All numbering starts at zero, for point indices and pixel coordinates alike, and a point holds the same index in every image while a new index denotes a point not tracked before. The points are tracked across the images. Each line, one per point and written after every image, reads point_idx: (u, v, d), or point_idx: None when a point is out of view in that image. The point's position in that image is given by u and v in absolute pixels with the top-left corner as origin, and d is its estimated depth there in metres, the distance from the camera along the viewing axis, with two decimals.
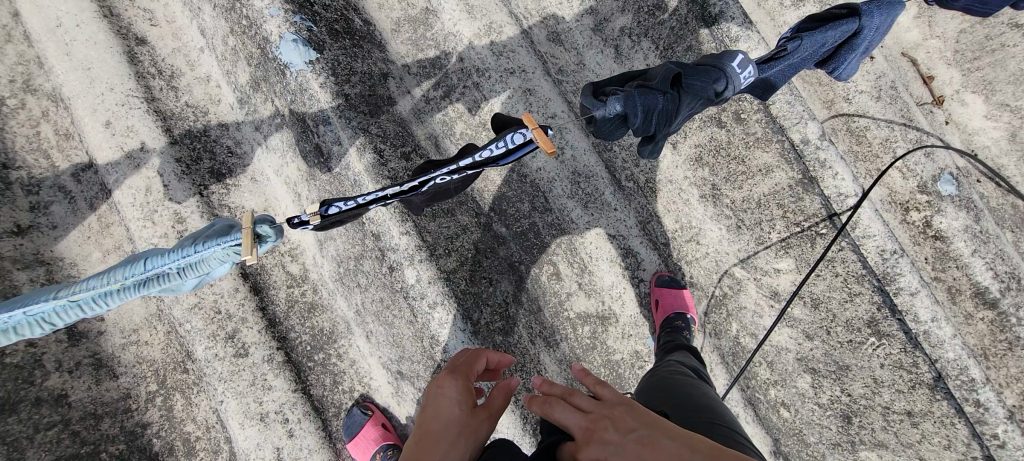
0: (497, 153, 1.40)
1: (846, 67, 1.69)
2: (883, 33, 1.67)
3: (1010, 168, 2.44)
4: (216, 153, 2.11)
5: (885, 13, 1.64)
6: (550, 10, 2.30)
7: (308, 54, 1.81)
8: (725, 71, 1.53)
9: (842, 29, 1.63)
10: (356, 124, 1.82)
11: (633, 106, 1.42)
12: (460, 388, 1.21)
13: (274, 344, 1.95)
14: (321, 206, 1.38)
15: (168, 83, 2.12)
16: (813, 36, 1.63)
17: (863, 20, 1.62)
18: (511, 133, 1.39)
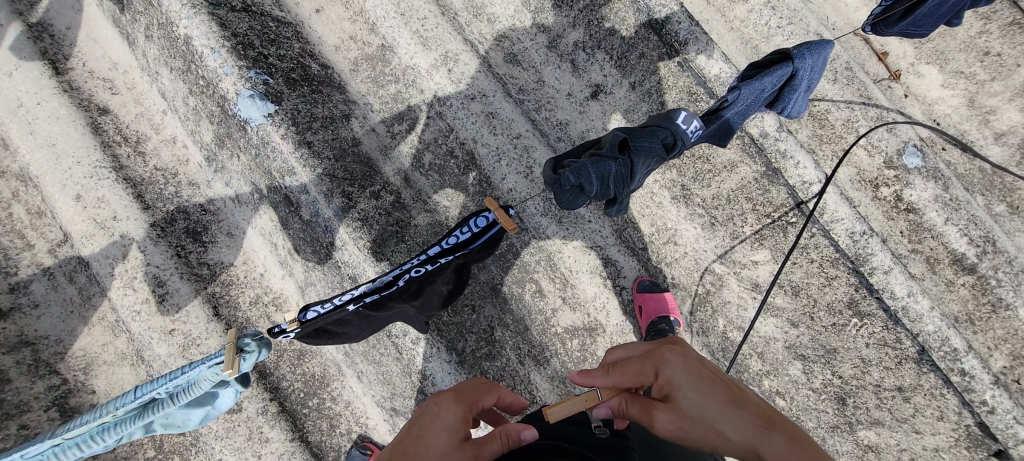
0: (464, 237, 1.54)
1: (792, 105, 1.78)
2: (818, 71, 1.77)
3: (973, 133, 2.45)
4: (190, 212, 2.12)
5: (816, 53, 1.74)
6: (504, 32, 2.33)
7: (264, 108, 1.83)
8: (669, 127, 1.63)
9: (780, 73, 1.72)
10: (321, 170, 1.83)
11: (587, 177, 1.52)
12: (452, 418, 1.11)
13: (266, 396, 1.97)
14: (299, 312, 1.45)
15: (135, 149, 2.14)
16: (753, 83, 1.70)
17: (797, 62, 1.72)
18: (476, 217, 1.54)
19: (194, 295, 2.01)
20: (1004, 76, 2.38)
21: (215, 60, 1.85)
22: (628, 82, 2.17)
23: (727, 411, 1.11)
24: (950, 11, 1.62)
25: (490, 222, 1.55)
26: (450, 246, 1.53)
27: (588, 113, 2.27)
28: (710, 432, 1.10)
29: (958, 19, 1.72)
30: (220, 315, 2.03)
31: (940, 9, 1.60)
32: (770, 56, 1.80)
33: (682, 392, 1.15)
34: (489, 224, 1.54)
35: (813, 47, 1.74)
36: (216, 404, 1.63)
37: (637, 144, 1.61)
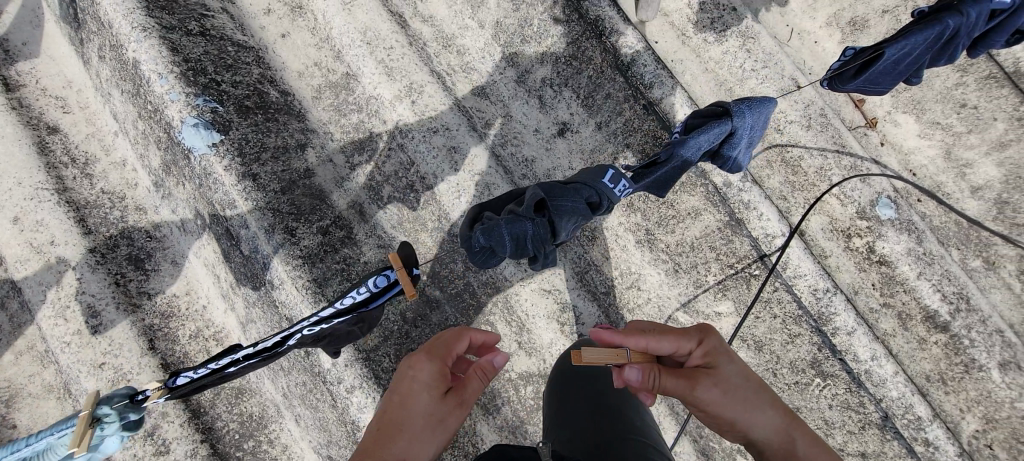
0: (359, 298, 1.47)
1: (733, 162, 1.72)
2: (761, 128, 1.71)
3: (949, 185, 2.38)
4: (135, 238, 2.04)
5: (756, 112, 1.69)
6: (473, 65, 2.29)
7: (206, 137, 1.76)
8: (592, 186, 1.59)
9: (718, 130, 1.66)
10: (265, 205, 1.76)
11: (498, 238, 1.46)
12: (428, 377, 1.30)
13: (197, 437, 1.87)
14: (171, 377, 1.49)
15: (82, 171, 2.07)
16: (690, 139, 1.64)
17: (736, 120, 1.66)
18: (375, 277, 1.48)
19: (130, 326, 1.93)
20: (980, 129, 2.32)
21: (162, 86, 1.80)
22: (595, 122, 2.11)
23: (761, 395, 1.28)
24: (911, 68, 1.55)
25: (390, 281, 1.49)
26: (344, 305, 1.46)
27: (554, 151, 2.20)
28: (741, 408, 1.25)
29: (917, 79, 1.62)
30: (155, 349, 1.94)
31: (900, 63, 1.51)
32: (709, 110, 1.75)
33: (722, 368, 1.29)
34: (388, 284, 1.48)
35: (754, 104, 1.69)
36: (98, 448, 1.52)
37: (561, 203, 1.54)
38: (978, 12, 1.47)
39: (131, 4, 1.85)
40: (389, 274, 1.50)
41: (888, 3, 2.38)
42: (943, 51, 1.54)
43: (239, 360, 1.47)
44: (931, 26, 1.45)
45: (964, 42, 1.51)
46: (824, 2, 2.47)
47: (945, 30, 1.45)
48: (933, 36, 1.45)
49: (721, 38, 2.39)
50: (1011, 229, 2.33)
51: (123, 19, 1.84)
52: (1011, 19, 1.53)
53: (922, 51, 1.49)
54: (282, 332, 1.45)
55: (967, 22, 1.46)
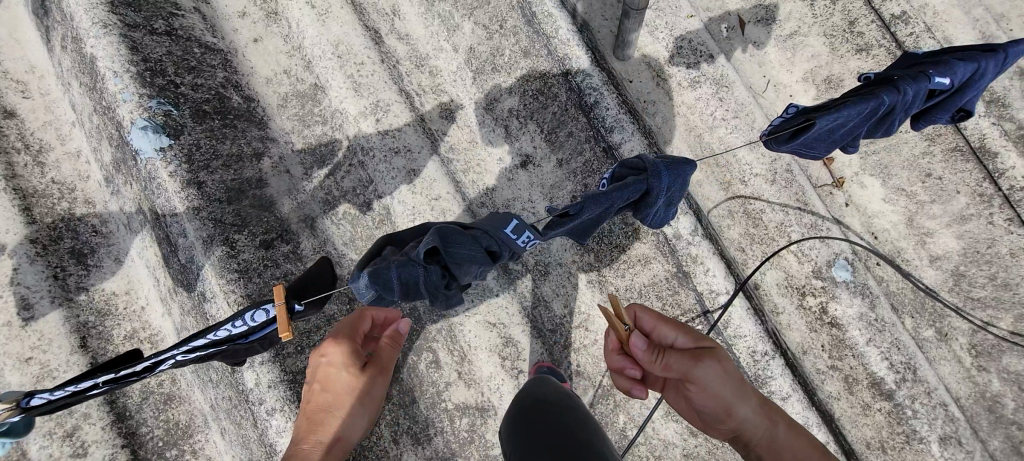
0: (234, 331, 1.43)
1: (652, 216, 1.64)
2: (681, 188, 1.59)
3: (909, 252, 2.38)
4: (79, 232, 2.02)
5: (677, 173, 1.56)
6: (444, 87, 2.27)
7: (155, 142, 1.76)
8: (494, 235, 1.58)
9: (632, 191, 1.54)
10: (207, 215, 1.77)
11: (384, 281, 1.47)
12: (344, 359, 1.53)
13: (118, 442, 1.85)
14: (22, 398, 1.40)
15: (35, 158, 2.05)
16: (599, 198, 1.52)
17: (653, 180, 1.54)
18: (252, 311, 1.44)
19: (64, 322, 1.91)
20: (943, 200, 2.32)
21: (115, 84, 1.79)
22: (557, 158, 2.09)
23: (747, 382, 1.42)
24: (846, 137, 1.51)
25: (268, 317, 1.46)
26: (218, 337, 1.43)
27: (515, 182, 2.17)
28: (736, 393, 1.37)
29: (853, 148, 1.62)
30: (87, 347, 1.92)
31: (835, 132, 1.46)
32: (632, 162, 1.62)
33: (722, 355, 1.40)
34: (265, 320, 1.45)
35: (677, 164, 1.56)
36: None
37: (453, 253, 1.53)
38: (915, 91, 1.44)
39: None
40: (268, 310, 1.46)
41: (864, 65, 2.37)
42: (880, 123, 1.51)
43: (104, 383, 1.43)
44: (869, 99, 1.42)
45: (897, 120, 1.49)
46: (802, 57, 2.46)
47: (881, 104, 1.42)
48: (869, 109, 1.42)
49: (695, 84, 2.39)
50: (965, 302, 2.32)
51: (85, 13, 1.83)
52: (953, 98, 1.54)
53: (858, 123, 1.45)
54: (148, 360, 1.41)
55: (903, 99, 1.44)
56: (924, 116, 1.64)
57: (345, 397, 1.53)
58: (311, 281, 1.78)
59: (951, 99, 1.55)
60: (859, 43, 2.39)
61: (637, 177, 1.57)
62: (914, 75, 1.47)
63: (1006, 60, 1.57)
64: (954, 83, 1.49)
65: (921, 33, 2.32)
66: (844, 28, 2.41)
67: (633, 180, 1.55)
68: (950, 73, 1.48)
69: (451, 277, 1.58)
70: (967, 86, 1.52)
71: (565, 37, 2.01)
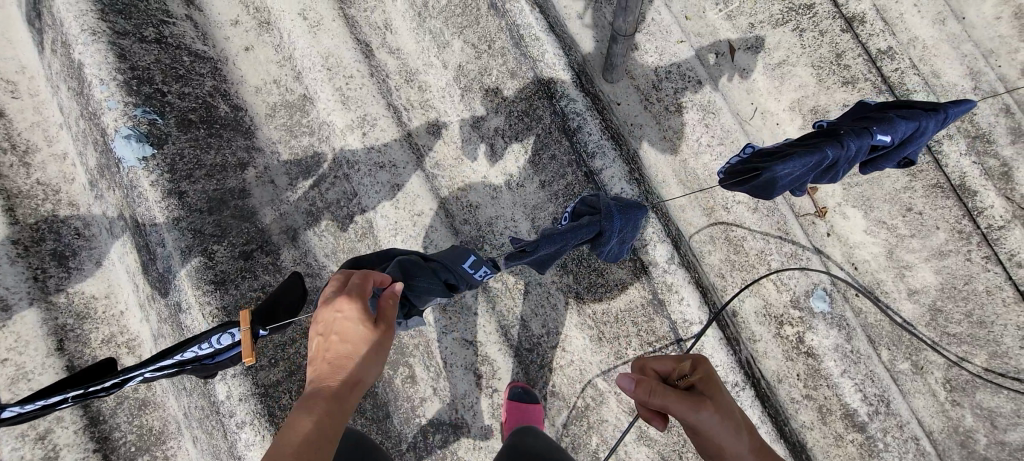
0: (201, 353, 1.39)
1: (607, 253, 1.73)
2: (631, 229, 1.70)
3: (888, 284, 2.39)
4: (62, 234, 2.02)
5: (627, 216, 1.68)
6: (433, 102, 2.28)
7: (138, 152, 1.78)
8: (451, 271, 1.66)
9: (586, 231, 1.63)
10: (186, 226, 1.79)
11: None
12: (358, 314, 1.18)
13: (90, 446, 1.85)
14: None
15: (21, 159, 2.05)
16: (554, 237, 1.60)
17: (605, 221, 1.64)
18: (217, 334, 1.40)
19: (41, 324, 1.92)
20: (923, 234, 2.34)
21: (101, 92, 1.81)
22: (540, 180, 2.10)
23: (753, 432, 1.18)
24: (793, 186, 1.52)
25: (234, 340, 1.42)
26: (181, 359, 1.39)
27: (499, 200, 2.18)
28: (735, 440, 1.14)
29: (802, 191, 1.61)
30: (63, 350, 1.93)
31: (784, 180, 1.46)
32: (589, 202, 1.74)
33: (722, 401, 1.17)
34: (231, 344, 1.41)
35: (627, 208, 1.68)
36: None
37: (414, 284, 1.60)
38: (857, 147, 1.50)
39: (85, 6, 1.86)
40: (235, 333, 1.42)
41: (850, 97, 2.39)
42: (825, 174, 1.55)
43: (72, 398, 1.40)
44: (817, 151, 1.44)
45: (842, 172, 1.52)
46: (789, 87, 2.49)
47: (828, 158, 1.45)
48: (818, 161, 1.44)
49: (681, 110, 2.41)
50: (941, 337, 2.34)
51: (73, 20, 1.85)
52: (895, 151, 1.62)
53: (805, 174, 1.47)
54: (116, 378, 1.38)
55: (847, 154, 1.48)
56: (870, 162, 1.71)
57: (361, 349, 1.16)
58: (281, 297, 1.72)
59: (894, 152, 1.63)
60: (846, 75, 2.40)
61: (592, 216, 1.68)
62: (859, 132, 1.53)
63: (944, 120, 1.67)
64: (894, 141, 1.57)
65: (907, 69, 2.33)
66: (832, 59, 2.42)
67: (588, 220, 1.65)
68: (892, 132, 1.56)
69: (411, 304, 1.66)
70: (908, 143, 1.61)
71: (551, 61, 2.02)
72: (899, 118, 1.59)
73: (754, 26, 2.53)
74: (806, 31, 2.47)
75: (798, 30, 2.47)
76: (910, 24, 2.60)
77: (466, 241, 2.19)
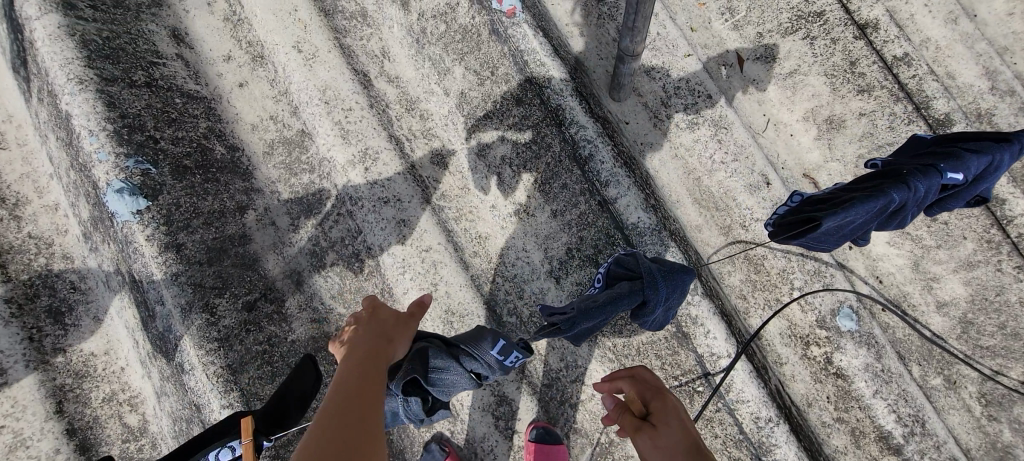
0: None
1: (650, 323, 1.67)
2: (676, 296, 1.64)
3: (915, 296, 2.31)
4: (56, 288, 1.93)
5: (671, 283, 1.61)
6: (436, 131, 2.20)
7: (132, 205, 1.70)
8: (475, 361, 1.66)
9: (626, 304, 1.58)
10: (185, 280, 1.72)
11: None
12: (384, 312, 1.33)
13: None
14: None
15: (11, 212, 1.97)
16: (595, 313, 1.58)
17: (648, 292, 1.58)
18: (218, 450, 1.39)
19: (39, 387, 1.83)
20: (949, 245, 2.25)
21: (91, 143, 1.73)
22: (552, 209, 2.01)
23: (704, 456, 1.07)
24: (855, 230, 1.48)
25: (233, 454, 1.41)
26: None
27: (509, 231, 2.10)
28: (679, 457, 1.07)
29: (865, 240, 1.65)
30: (63, 412, 1.85)
31: (844, 227, 1.43)
32: (627, 262, 1.69)
33: (665, 423, 1.15)
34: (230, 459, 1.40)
35: (673, 276, 1.61)
36: None
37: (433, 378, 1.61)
38: (925, 187, 1.45)
39: (71, 54, 1.78)
40: (234, 447, 1.41)
41: (866, 106, 2.31)
42: (891, 216, 1.50)
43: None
44: (881, 195, 1.39)
45: (909, 216, 1.50)
46: (802, 97, 2.41)
47: (893, 202, 1.40)
48: (882, 206, 1.39)
49: (693, 126, 2.32)
50: (974, 350, 2.25)
51: (59, 69, 1.77)
52: (966, 188, 1.57)
53: (868, 219, 1.43)
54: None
55: (915, 195, 1.43)
56: (937, 202, 1.67)
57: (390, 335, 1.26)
58: (292, 385, 1.62)
59: (965, 189, 1.57)
60: (861, 83, 2.32)
61: (632, 283, 1.62)
62: (926, 170, 1.48)
63: (1016, 151, 1.60)
64: (966, 178, 1.51)
65: (924, 75, 2.25)
66: (845, 67, 2.34)
67: (629, 289, 1.60)
68: (961, 168, 1.50)
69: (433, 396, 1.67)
70: (979, 178, 1.55)
71: (558, 86, 1.95)
72: (967, 153, 1.54)
73: (762, 35, 2.45)
74: (817, 39, 2.38)
75: (808, 38, 2.39)
76: (921, 25, 2.51)
77: (477, 275, 2.10)
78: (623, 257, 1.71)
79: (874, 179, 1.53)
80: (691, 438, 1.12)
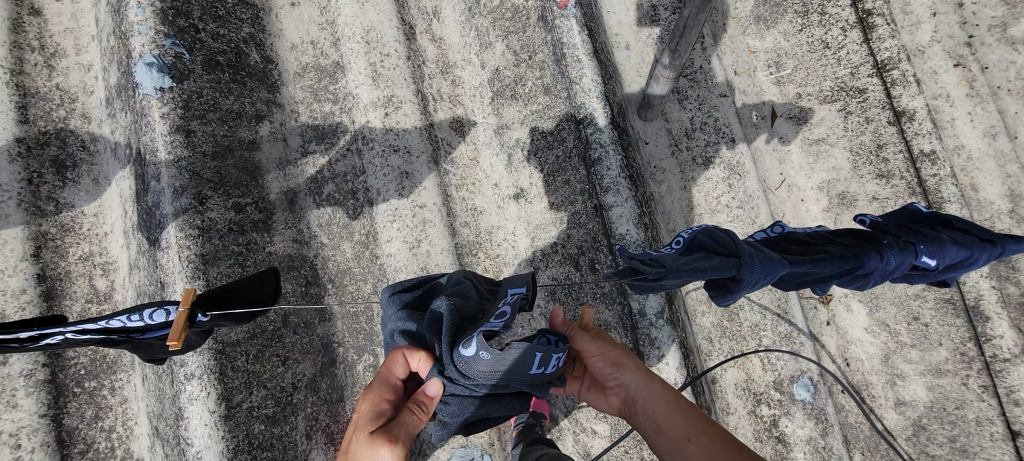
0: (129, 325, 1.39)
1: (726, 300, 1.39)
2: (765, 285, 1.35)
3: (877, 388, 2.31)
4: (67, 143, 2.01)
5: (768, 268, 1.31)
6: (462, 99, 2.26)
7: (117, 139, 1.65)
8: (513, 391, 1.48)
9: (716, 274, 1.29)
10: (185, 165, 1.77)
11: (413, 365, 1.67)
12: (367, 416, 1.42)
13: (40, 360, 1.81)
14: None
15: (47, 60, 2.04)
16: (680, 271, 1.29)
17: (744, 271, 1.29)
18: (153, 309, 1.40)
19: (23, 227, 1.89)
20: (924, 347, 2.25)
21: (137, 15, 1.80)
22: (551, 202, 2.05)
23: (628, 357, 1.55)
24: (818, 283, 1.50)
25: (166, 319, 1.41)
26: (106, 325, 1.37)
27: (504, 212, 2.16)
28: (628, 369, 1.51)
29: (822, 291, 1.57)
30: (39, 257, 1.90)
31: (806, 277, 1.44)
32: (719, 239, 1.37)
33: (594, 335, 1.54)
34: (163, 322, 1.40)
35: (772, 261, 1.32)
36: None
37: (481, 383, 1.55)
38: (897, 262, 1.47)
39: None
40: (169, 312, 1.41)
41: (881, 191, 2.33)
42: (853, 280, 1.52)
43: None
44: (851, 258, 1.41)
45: (874, 282, 1.49)
46: (822, 166, 2.42)
47: (858, 265, 1.42)
48: (848, 267, 1.42)
49: (708, 164, 2.35)
50: (920, 455, 2.24)
51: None
52: (935, 274, 1.58)
53: (833, 275, 1.46)
54: (35, 330, 1.35)
55: (883, 266, 1.46)
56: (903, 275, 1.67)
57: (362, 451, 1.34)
58: (247, 287, 1.59)
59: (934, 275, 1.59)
60: (882, 168, 2.33)
61: (724, 260, 1.31)
62: (903, 245, 1.51)
63: (999, 255, 1.59)
64: (938, 264, 1.54)
65: (945, 177, 2.26)
66: (872, 148, 2.36)
67: (719, 263, 1.29)
68: (938, 255, 1.53)
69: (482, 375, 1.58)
70: (951, 268, 1.56)
71: (588, 86, 1.98)
72: (951, 241, 1.55)
73: (801, 97, 2.48)
74: (852, 114, 2.40)
75: (845, 111, 2.41)
76: (959, 130, 2.49)
77: (461, 244, 2.13)
78: (718, 232, 1.39)
79: (853, 240, 1.54)
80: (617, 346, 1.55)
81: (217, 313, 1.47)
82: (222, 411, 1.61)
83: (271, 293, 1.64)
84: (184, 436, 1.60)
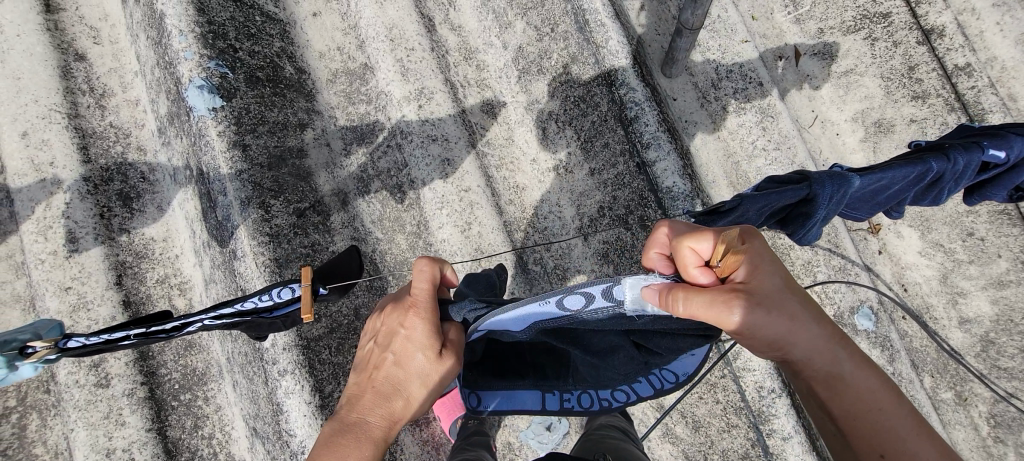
0: (260, 305, 1.47)
1: (811, 233, 1.41)
2: (841, 204, 1.39)
3: (938, 310, 2.30)
4: (129, 176, 2.12)
5: (839, 181, 1.37)
6: (489, 82, 2.31)
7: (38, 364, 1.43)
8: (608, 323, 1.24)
9: (789, 196, 1.38)
10: (247, 177, 1.87)
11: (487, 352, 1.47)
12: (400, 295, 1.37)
13: (138, 379, 1.94)
14: (60, 340, 1.43)
15: (97, 101, 2.16)
16: (755, 198, 1.39)
17: (816, 187, 1.36)
18: (279, 287, 1.48)
19: (103, 259, 2.01)
20: (982, 261, 2.26)
21: (180, 42, 1.89)
22: (591, 168, 2.10)
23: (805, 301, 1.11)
24: (889, 200, 1.50)
25: (293, 295, 1.49)
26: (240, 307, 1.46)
27: (546, 185, 2.21)
28: (801, 343, 1.09)
29: (899, 213, 1.59)
30: (122, 285, 2.03)
31: (878, 195, 1.47)
32: (782, 177, 1.47)
33: (760, 274, 1.09)
34: (290, 298, 1.48)
35: (839, 175, 1.39)
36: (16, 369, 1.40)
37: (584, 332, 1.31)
38: (965, 161, 1.47)
39: None
40: (295, 288, 1.49)
41: (918, 113, 2.32)
42: (928, 190, 1.53)
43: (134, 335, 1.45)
44: (916, 163, 1.45)
45: (949, 186, 1.49)
46: (854, 97, 2.41)
47: (929, 169, 1.45)
48: (916, 173, 1.44)
49: (740, 110, 2.36)
50: (991, 370, 2.23)
51: None
52: (1008, 174, 1.55)
53: (906, 186, 1.47)
54: (177, 319, 1.43)
55: (953, 166, 1.46)
56: (978, 192, 1.67)
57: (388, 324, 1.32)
58: (343, 261, 1.70)
59: (1006, 175, 1.56)
60: (916, 90, 2.34)
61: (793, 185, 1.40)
62: (967, 146, 1.51)
63: None
64: (1009, 159, 1.52)
65: (983, 88, 2.29)
66: (902, 72, 2.36)
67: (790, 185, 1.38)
68: (1005, 146, 1.51)
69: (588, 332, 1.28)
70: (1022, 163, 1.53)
71: (614, 48, 2.02)
72: (1013, 134, 1.54)
73: (823, 32, 2.47)
74: (878, 41, 2.40)
75: (870, 39, 2.41)
76: (990, 42, 2.41)
77: (507, 222, 2.20)
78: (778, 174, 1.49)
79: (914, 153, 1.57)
80: (795, 286, 1.11)
81: (332, 286, 1.60)
82: (318, 401, 1.71)
83: (356, 267, 1.71)
84: (286, 429, 1.71)
